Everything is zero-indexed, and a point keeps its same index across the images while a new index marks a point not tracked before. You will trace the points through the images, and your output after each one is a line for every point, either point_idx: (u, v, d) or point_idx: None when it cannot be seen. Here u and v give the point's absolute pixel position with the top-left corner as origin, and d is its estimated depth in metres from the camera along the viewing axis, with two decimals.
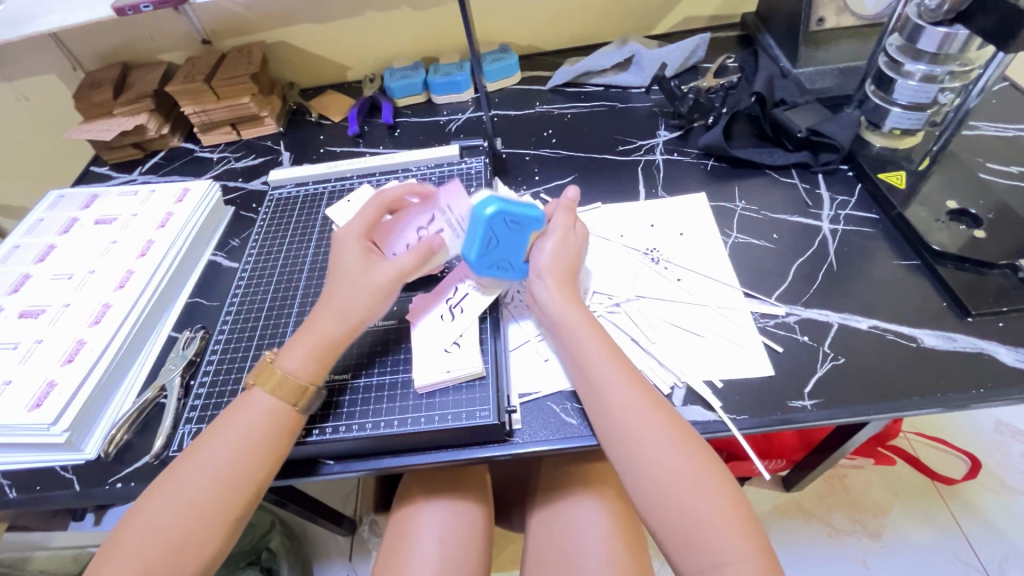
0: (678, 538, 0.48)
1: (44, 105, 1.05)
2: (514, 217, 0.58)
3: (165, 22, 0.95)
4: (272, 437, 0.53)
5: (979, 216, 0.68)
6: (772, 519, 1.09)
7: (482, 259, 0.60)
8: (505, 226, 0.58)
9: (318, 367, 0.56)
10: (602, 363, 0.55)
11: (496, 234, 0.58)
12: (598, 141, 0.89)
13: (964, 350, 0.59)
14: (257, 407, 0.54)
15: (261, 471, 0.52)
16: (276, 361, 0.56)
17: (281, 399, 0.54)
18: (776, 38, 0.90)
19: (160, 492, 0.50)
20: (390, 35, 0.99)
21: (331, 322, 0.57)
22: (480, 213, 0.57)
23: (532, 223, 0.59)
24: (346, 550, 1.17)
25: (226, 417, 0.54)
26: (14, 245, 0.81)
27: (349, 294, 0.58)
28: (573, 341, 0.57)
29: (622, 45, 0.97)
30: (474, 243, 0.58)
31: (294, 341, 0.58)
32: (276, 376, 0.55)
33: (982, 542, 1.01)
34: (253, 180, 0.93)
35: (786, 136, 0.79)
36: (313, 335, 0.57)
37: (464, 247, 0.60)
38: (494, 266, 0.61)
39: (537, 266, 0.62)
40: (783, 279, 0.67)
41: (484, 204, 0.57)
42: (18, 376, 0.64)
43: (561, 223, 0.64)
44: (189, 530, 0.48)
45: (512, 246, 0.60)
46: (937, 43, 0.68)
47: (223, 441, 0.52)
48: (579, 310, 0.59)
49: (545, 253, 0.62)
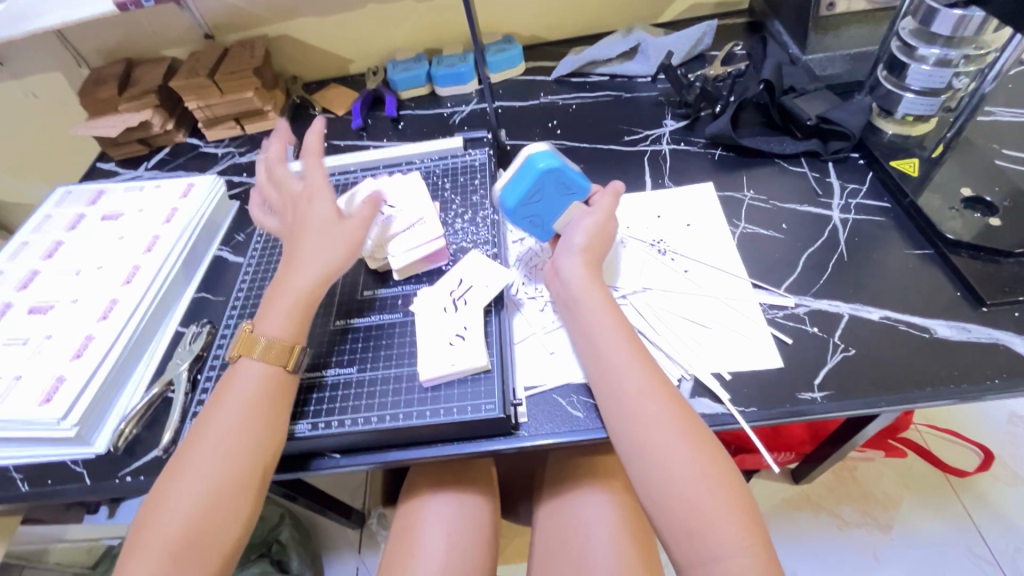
0: (681, 529, 0.47)
1: (51, 102, 1.05)
2: (564, 178, 0.63)
3: (169, 17, 0.95)
4: (272, 405, 0.54)
5: (994, 204, 0.66)
6: (781, 511, 1.08)
7: (519, 209, 0.63)
8: (553, 183, 0.63)
9: (298, 324, 0.57)
10: (616, 348, 0.55)
11: (542, 188, 0.62)
12: (604, 131, 0.88)
13: (978, 340, 0.57)
14: (253, 375, 0.55)
15: (267, 445, 0.52)
16: (257, 327, 0.57)
17: (272, 362, 0.55)
18: (785, 24, 0.88)
19: (174, 476, 0.50)
20: (393, 27, 0.99)
21: (303, 281, 0.58)
22: (533, 163, 0.62)
23: (577, 190, 0.64)
24: (355, 542, 1.18)
25: (221, 393, 0.54)
26: (22, 242, 0.81)
27: (322, 246, 0.59)
28: (589, 325, 0.57)
29: (628, 34, 0.96)
30: (519, 188, 0.63)
31: (270, 304, 0.58)
32: (254, 338, 0.56)
33: (995, 535, 1.00)
34: (257, 175, 0.93)
35: (795, 124, 0.78)
36: (290, 294, 0.58)
37: (504, 193, 0.64)
38: (526, 220, 0.64)
39: (571, 244, 0.62)
40: (792, 269, 0.66)
41: (541, 156, 0.62)
42: (28, 371, 0.65)
43: (604, 207, 0.64)
44: (208, 514, 0.48)
45: (551, 207, 0.64)
46: (951, 25, 0.66)
47: (224, 418, 0.52)
48: (598, 294, 0.59)
49: (580, 229, 0.62)
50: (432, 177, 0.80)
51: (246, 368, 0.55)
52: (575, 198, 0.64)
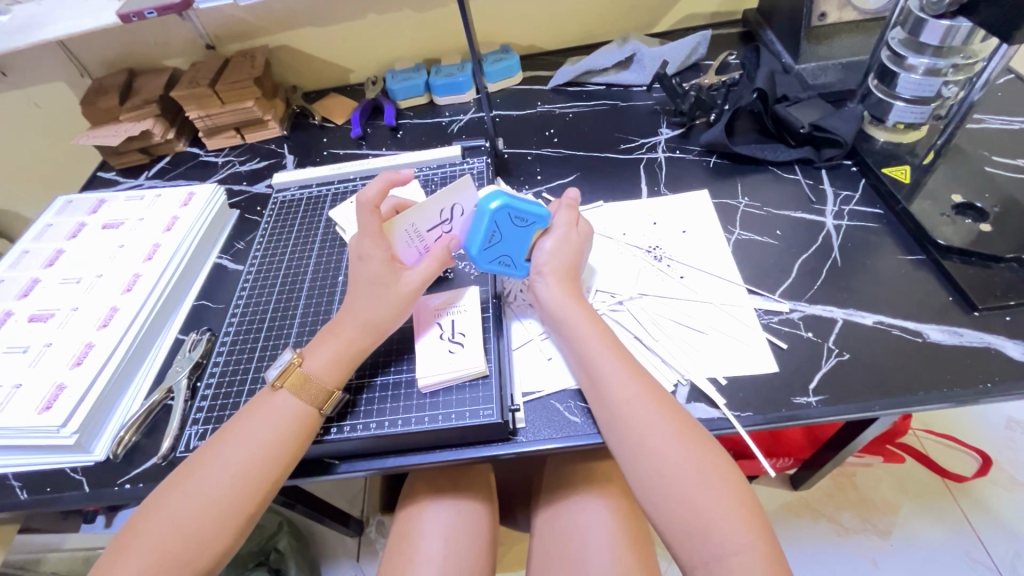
0: (683, 531, 0.48)
1: (52, 112, 1.06)
2: (518, 213, 0.60)
3: (170, 28, 0.96)
4: (295, 434, 0.54)
5: (985, 210, 0.67)
6: (780, 518, 1.08)
7: (485, 252, 0.61)
8: (509, 220, 0.60)
9: (343, 372, 0.57)
10: (604, 357, 0.55)
11: (499, 227, 0.60)
12: (600, 139, 0.89)
13: (970, 345, 0.58)
14: (290, 408, 0.54)
15: (280, 466, 0.52)
16: (303, 363, 0.57)
17: (308, 402, 0.55)
18: (778, 34, 0.89)
19: (179, 485, 0.51)
20: (392, 37, 1.00)
21: (357, 331, 0.58)
22: (484, 206, 0.59)
23: (535, 221, 0.62)
24: (353, 551, 1.18)
25: (246, 414, 0.55)
26: (23, 250, 0.82)
27: (374, 302, 0.58)
28: (576, 336, 0.57)
29: (623, 43, 0.97)
30: (477, 234, 0.60)
31: (319, 344, 0.58)
32: (298, 376, 0.56)
33: (994, 540, 1.00)
34: (257, 184, 0.94)
35: (789, 131, 0.79)
36: (342, 342, 0.58)
37: (466, 240, 0.61)
38: (495, 260, 0.62)
39: (537, 266, 0.62)
40: (786, 275, 0.67)
41: (490, 198, 0.59)
42: (28, 379, 0.65)
43: (563, 223, 0.64)
44: (207, 520, 0.49)
45: (514, 243, 0.62)
46: (940, 35, 0.67)
47: (242, 438, 0.53)
48: (580, 307, 0.59)
49: (545, 252, 0.63)
50: (430, 186, 0.81)
51: (281, 399, 0.55)
52: (533, 228, 0.62)
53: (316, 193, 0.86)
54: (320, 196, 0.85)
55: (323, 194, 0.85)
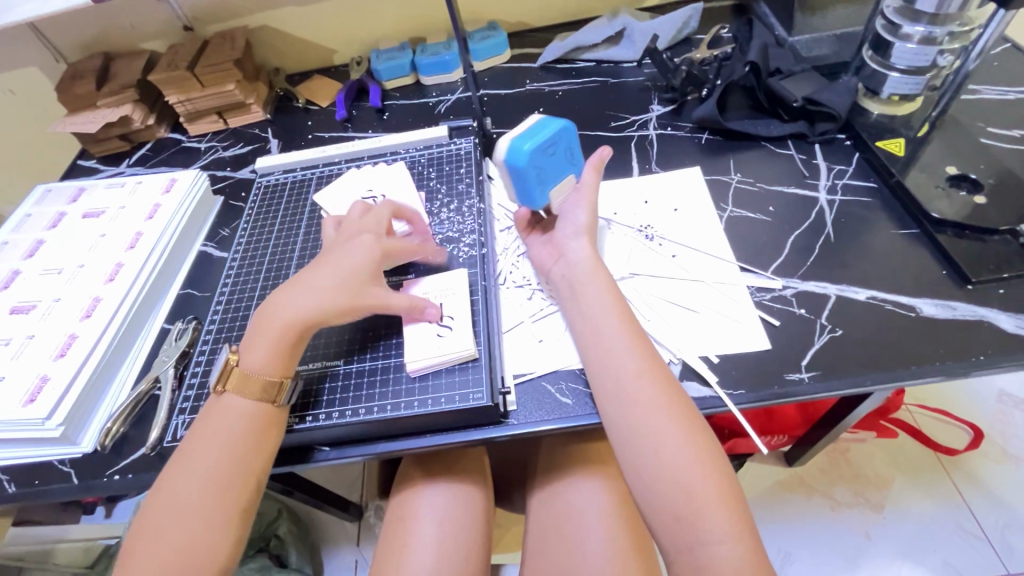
0: (670, 513, 0.47)
1: (29, 99, 1.03)
2: (570, 148, 0.62)
3: (146, 9, 0.93)
4: (261, 433, 0.53)
5: (980, 181, 0.66)
6: (774, 494, 1.09)
7: (526, 165, 0.58)
8: (562, 149, 0.61)
9: (285, 360, 0.55)
10: (614, 331, 0.55)
11: (555, 149, 0.60)
12: (591, 117, 0.87)
13: (964, 318, 0.58)
14: (238, 406, 0.54)
15: (256, 464, 0.52)
16: (244, 362, 0.55)
17: (259, 398, 0.54)
18: (771, 6, 0.88)
19: (159, 501, 0.50)
20: (375, 16, 0.97)
21: (292, 322, 0.56)
22: (550, 124, 0.60)
23: (574, 166, 0.64)
24: (353, 535, 1.18)
25: (206, 421, 0.53)
26: (2, 241, 0.80)
27: (312, 291, 0.57)
28: (588, 308, 0.57)
29: (613, 19, 0.95)
30: (540, 139, 0.59)
31: (255, 340, 0.56)
32: (240, 374, 0.55)
33: (984, 511, 1.01)
34: (241, 169, 0.92)
35: (782, 106, 0.78)
36: (276, 329, 0.56)
37: (520, 142, 0.58)
38: (537, 176, 0.60)
39: (576, 224, 0.62)
40: (780, 251, 0.66)
41: (557, 120, 0.61)
42: (11, 372, 0.64)
43: (591, 186, 0.63)
44: (200, 532, 0.48)
45: (554, 174, 0.62)
46: (936, 2, 0.66)
47: (213, 442, 0.52)
48: (601, 275, 0.59)
49: (582, 212, 0.63)
50: (417, 167, 0.80)
51: (230, 401, 0.54)
52: (572, 170, 0.64)
53: (301, 177, 0.84)
54: (305, 180, 0.83)
55: (306, 177, 0.83)
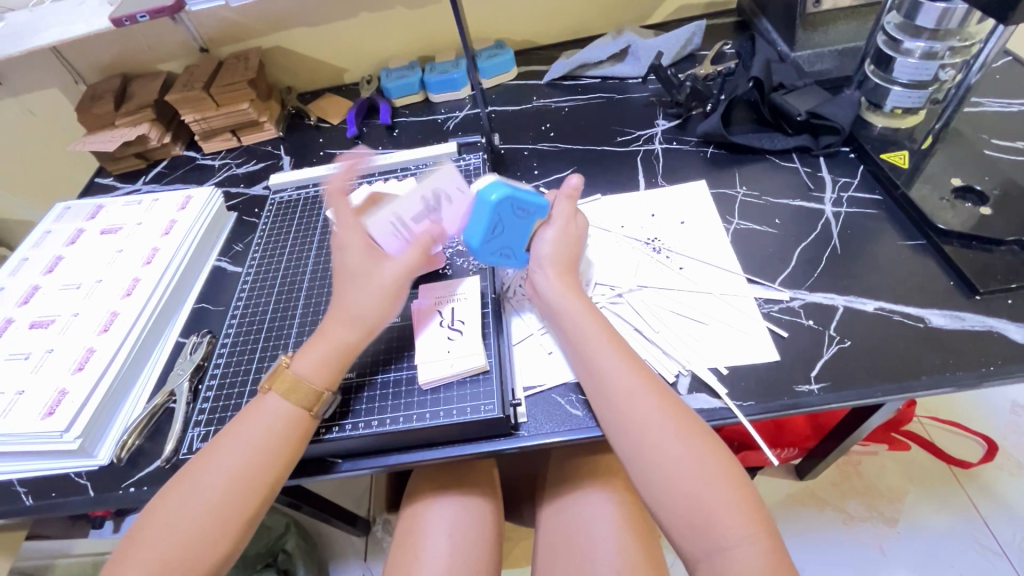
0: (684, 524, 0.48)
1: (49, 119, 1.06)
2: (519, 205, 0.59)
3: (164, 32, 0.96)
4: (284, 439, 0.53)
5: (985, 193, 0.67)
6: (785, 508, 1.08)
7: (486, 245, 0.60)
8: (510, 212, 0.59)
9: (334, 372, 0.56)
10: (603, 349, 0.55)
11: (501, 220, 0.59)
12: (597, 132, 0.88)
13: (973, 329, 0.58)
14: (274, 413, 0.54)
15: (272, 473, 0.52)
16: (292, 365, 0.56)
17: (299, 404, 0.54)
18: (774, 22, 0.89)
19: (176, 494, 0.50)
20: (386, 36, 1.00)
21: (344, 327, 0.57)
22: (485, 199, 0.57)
23: (536, 211, 0.60)
24: (361, 550, 1.18)
25: (236, 426, 0.54)
26: (22, 257, 0.82)
27: (359, 295, 0.58)
28: (574, 332, 0.57)
29: (618, 36, 0.97)
30: (478, 229, 0.59)
31: (309, 345, 0.58)
32: (288, 378, 0.55)
33: (1001, 525, 1.00)
34: (254, 186, 0.94)
35: (786, 119, 0.79)
36: (326, 340, 0.57)
37: (467, 232, 0.60)
38: (497, 253, 0.62)
39: (538, 257, 0.62)
40: (786, 264, 0.67)
41: (491, 190, 0.57)
42: (30, 386, 0.65)
43: (561, 214, 0.64)
44: (208, 538, 0.49)
45: (515, 235, 0.61)
46: (936, 18, 0.67)
47: (232, 446, 0.52)
48: (579, 298, 0.59)
49: (546, 242, 0.62)
50: None
51: (270, 404, 0.55)
52: (535, 217, 0.61)
53: (313, 193, 0.85)
54: (317, 196, 0.85)
55: (319, 193, 0.85)
